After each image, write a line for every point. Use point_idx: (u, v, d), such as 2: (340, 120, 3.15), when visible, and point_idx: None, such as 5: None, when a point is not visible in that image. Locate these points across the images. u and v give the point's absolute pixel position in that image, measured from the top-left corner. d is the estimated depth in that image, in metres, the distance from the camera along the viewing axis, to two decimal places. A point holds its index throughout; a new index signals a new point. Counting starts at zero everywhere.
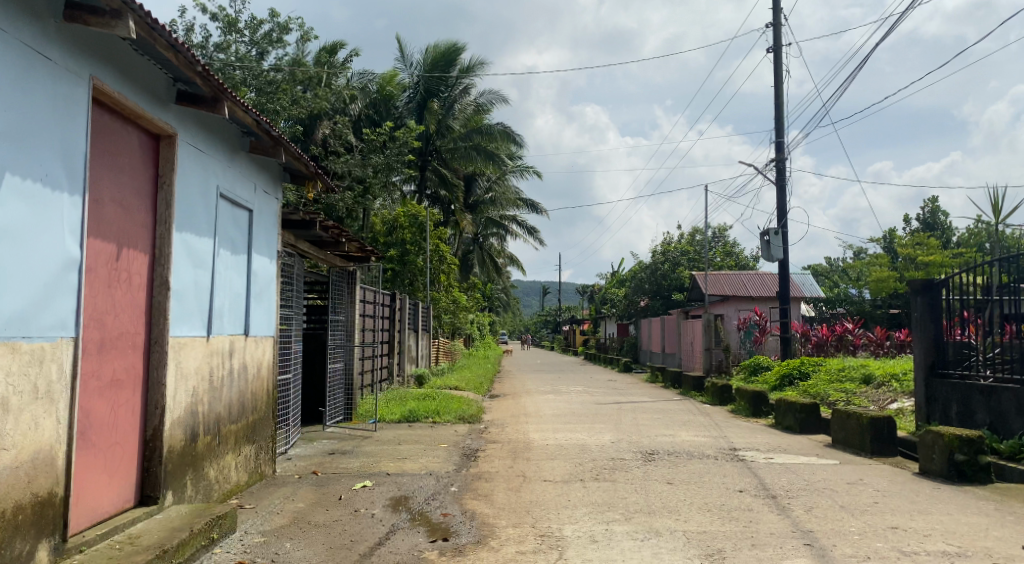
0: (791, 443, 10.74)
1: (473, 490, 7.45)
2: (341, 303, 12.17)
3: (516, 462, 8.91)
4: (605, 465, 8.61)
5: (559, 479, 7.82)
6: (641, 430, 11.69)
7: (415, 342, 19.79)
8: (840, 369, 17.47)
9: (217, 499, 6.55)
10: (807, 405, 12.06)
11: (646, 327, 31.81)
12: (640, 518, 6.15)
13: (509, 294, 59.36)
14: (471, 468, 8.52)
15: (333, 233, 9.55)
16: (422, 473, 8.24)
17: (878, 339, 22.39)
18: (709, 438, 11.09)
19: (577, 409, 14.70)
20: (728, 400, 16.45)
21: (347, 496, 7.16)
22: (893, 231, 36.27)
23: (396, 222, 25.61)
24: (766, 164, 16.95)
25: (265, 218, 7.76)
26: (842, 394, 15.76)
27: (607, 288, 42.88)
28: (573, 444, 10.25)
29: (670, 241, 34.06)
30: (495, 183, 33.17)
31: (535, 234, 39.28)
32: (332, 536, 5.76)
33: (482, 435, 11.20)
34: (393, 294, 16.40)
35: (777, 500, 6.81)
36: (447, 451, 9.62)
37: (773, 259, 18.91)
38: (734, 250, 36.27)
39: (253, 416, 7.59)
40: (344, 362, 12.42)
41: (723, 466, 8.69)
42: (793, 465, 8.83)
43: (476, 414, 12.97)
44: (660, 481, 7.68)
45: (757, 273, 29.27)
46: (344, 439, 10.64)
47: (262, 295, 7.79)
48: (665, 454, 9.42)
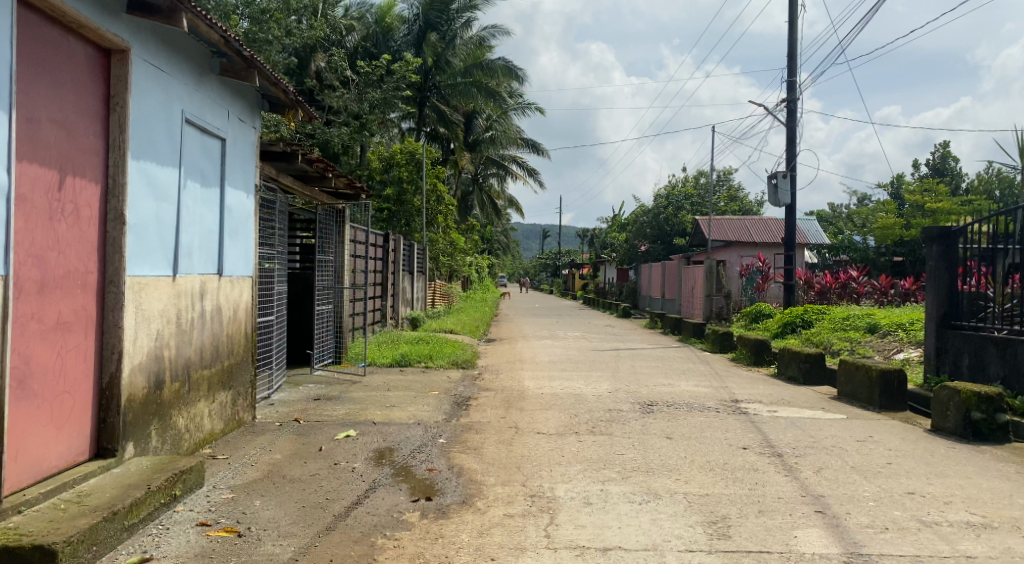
0: (795, 395, 10.33)
1: (461, 442, 7.02)
2: (330, 243, 11.66)
3: (509, 412, 8.50)
4: (603, 418, 8.19)
5: (553, 432, 7.40)
6: (639, 379, 11.29)
7: (410, 284, 19.33)
8: (845, 318, 17.04)
9: (187, 449, 6.14)
10: (813, 356, 11.63)
11: (645, 273, 31.34)
12: (637, 478, 5.74)
13: (508, 236, 58.82)
14: (461, 418, 8.10)
15: (318, 166, 8.96)
16: (410, 422, 7.81)
17: (882, 287, 21.96)
18: (710, 388, 10.70)
19: (574, 355, 14.34)
20: (729, 348, 16.08)
21: (328, 447, 6.73)
22: (902, 176, 35.56)
23: (393, 160, 24.93)
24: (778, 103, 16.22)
25: (240, 148, 7.23)
26: (847, 343, 15.38)
27: (607, 232, 42.31)
28: (569, 393, 9.84)
29: (674, 185, 33.37)
30: (495, 122, 32.27)
31: (535, 175, 38.58)
32: (307, 493, 5.33)
33: (475, 381, 10.81)
34: (386, 234, 15.88)
35: (784, 460, 6.41)
36: (437, 398, 9.20)
37: (780, 204, 18.36)
38: (737, 194, 35.60)
39: (229, 361, 7.14)
40: (333, 303, 11.96)
41: (725, 419, 8.29)
42: (798, 419, 8.43)
43: (470, 360, 12.58)
44: (660, 437, 7.26)
45: (761, 218, 28.66)
46: (330, 383, 10.21)
47: (238, 233, 7.28)
48: (664, 406, 9.02)
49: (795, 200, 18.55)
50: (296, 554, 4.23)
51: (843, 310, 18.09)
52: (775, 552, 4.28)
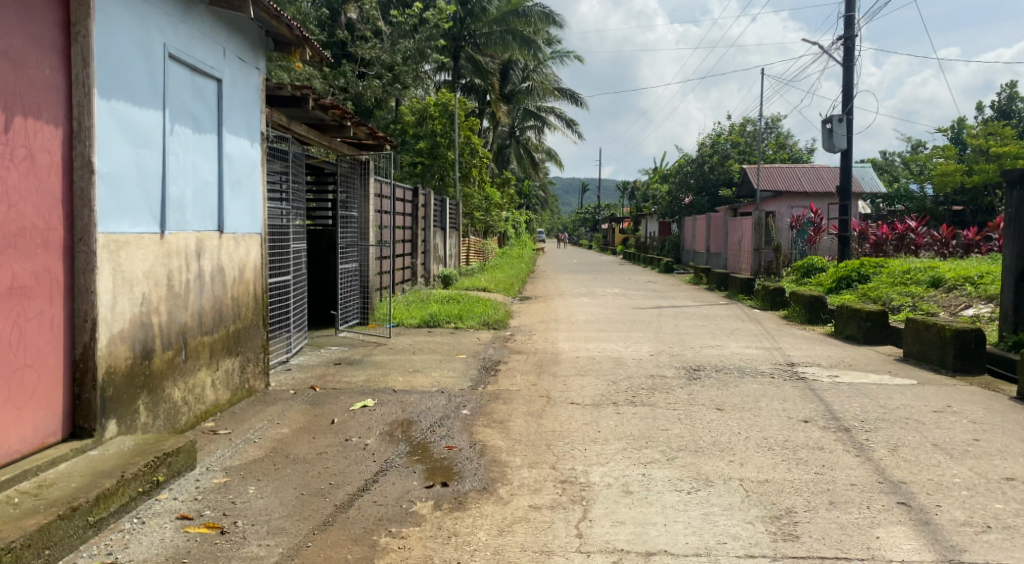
0: (855, 356, 9.50)
1: (487, 413, 6.38)
2: (353, 197, 10.99)
3: (541, 378, 7.85)
4: (644, 385, 7.48)
5: (588, 403, 6.72)
6: (683, 341, 10.53)
7: (444, 241, 18.70)
8: (905, 272, 15.99)
9: (185, 424, 5.59)
10: (874, 314, 10.71)
11: (688, 226, 30.28)
12: (684, 459, 5.04)
13: (546, 191, 57.85)
14: (489, 386, 7.45)
15: (333, 113, 8.24)
16: (433, 390, 7.17)
17: (942, 238, 20.78)
18: (760, 350, 9.90)
19: (614, 314, 13.62)
20: (780, 305, 15.18)
21: (341, 420, 6.12)
22: (962, 120, 33.82)
23: (427, 113, 24.11)
24: (833, 41, 15.06)
25: (240, 90, 6.57)
26: (908, 298, 14.38)
27: (649, 184, 41.15)
28: (607, 357, 9.14)
29: (719, 133, 32.11)
30: (532, 72, 31.13)
31: (574, 126, 37.50)
32: (309, 476, 4.73)
33: (506, 343, 10.17)
34: (415, 189, 15.17)
35: (852, 436, 5.65)
36: (465, 362, 8.57)
37: (835, 150, 17.21)
38: (786, 143, 34.13)
39: (235, 326, 6.55)
40: (358, 260, 11.33)
41: (780, 386, 7.51)
42: (863, 385, 7.60)
43: (502, 320, 11.93)
44: (708, 408, 6.51)
45: (812, 167, 27.33)
46: (354, 346, 9.62)
47: (241, 185, 6.65)
48: (712, 372, 8.26)
49: (850, 145, 17.38)
50: (283, 558, 3.63)
51: (903, 262, 17.03)
52: (855, 558, 3.55)
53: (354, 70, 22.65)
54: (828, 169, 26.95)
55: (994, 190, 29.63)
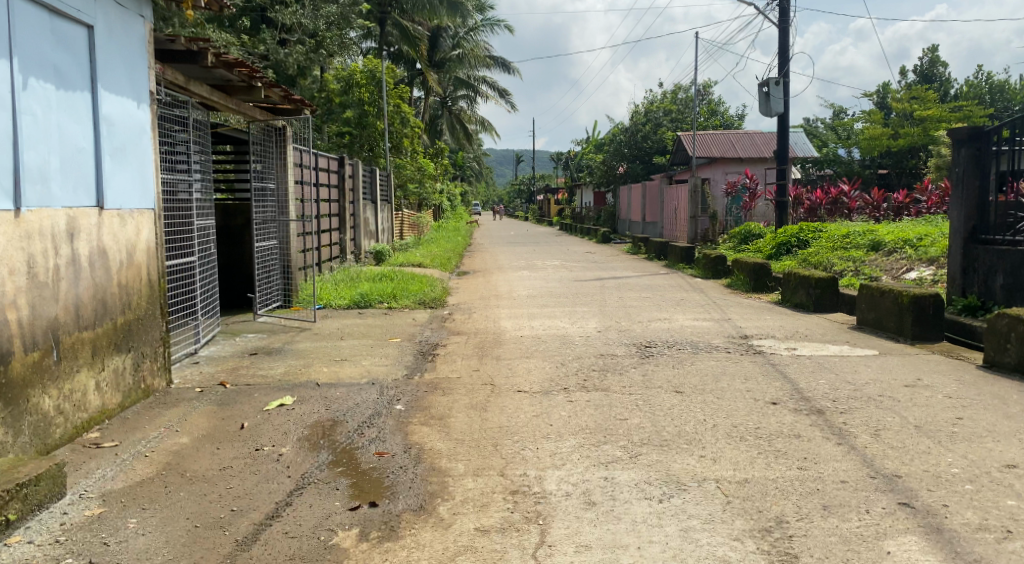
0: (809, 325, 9.06)
1: (423, 408, 5.63)
2: (269, 167, 9.99)
3: (483, 363, 7.14)
4: (595, 367, 6.83)
5: (537, 391, 6.05)
6: (631, 314, 9.95)
7: (375, 215, 17.75)
8: (844, 236, 15.82)
9: (61, 437, 4.73)
10: (824, 281, 10.33)
11: (624, 194, 29.89)
12: (650, 456, 4.40)
13: (480, 162, 56.98)
14: (425, 375, 6.69)
15: (239, 69, 7.29)
16: (362, 383, 6.38)
17: (874, 201, 20.82)
18: (711, 322, 9.40)
19: (555, 287, 12.98)
20: (722, 274, 14.81)
21: (253, 424, 5.29)
22: (889, 84, 34.24)
23: (353, 80, 22.98)
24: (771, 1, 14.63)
25: (118, 40, 5.63)
26: (850, 263, 14.11)
27: (583, 152, 40.67)
28: (552, 335, 8.47)
29: (651, 101, 31.73)
30: (463, 38, 30.03)
31: (506, 95, 36.62)
32: (207, 499, 3.93)
33: (444, 324, 9.40)
34: (340, 159, 14.19)
35: (828, 418, 5.10)
36: (398, 348, 7.79)
37: (772, 114, 16.83)
38: (718, 109, 33.98)
39: (126, 317, 5.63)
40: (278, 237, 10.34)
41: (739, 362, 6.97)
42: (826, 358, 7.11)
43: (439, 298, 11.15)
44: (667, 392, 5.91)
45: (746, 133, 27.12)
46: (274, 332, 8.71)
47: (126, 152, 5.71)
48: (665, 348, 7.68)
49: (787, 109, 17.03)
50: None
51: (841, 227, 16.86)
52: None
53: (274, 36, 21.33)
54: (761, 134, 26.80)
55: (920, 154, 30.14)
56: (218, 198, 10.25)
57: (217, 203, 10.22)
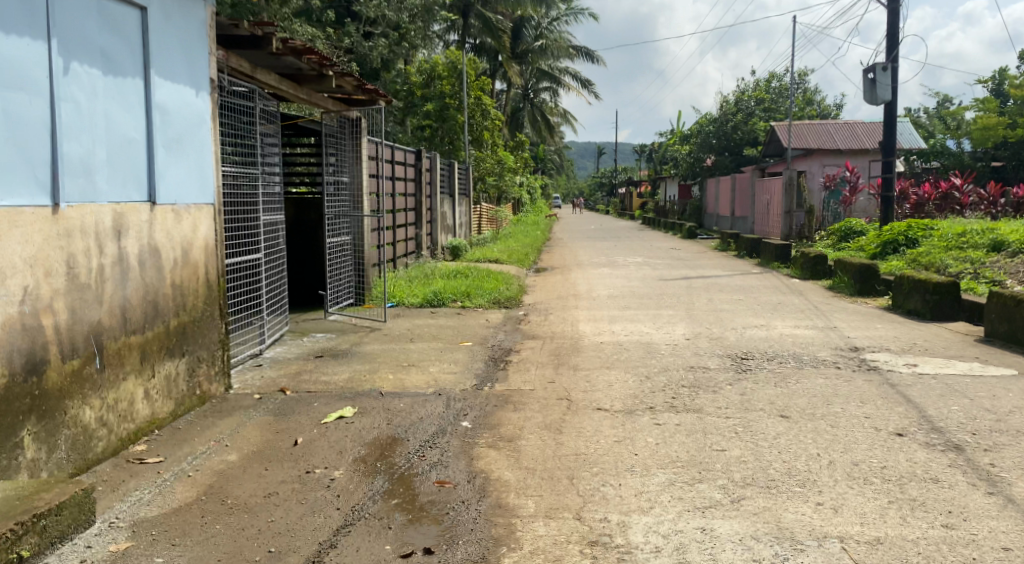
0: (927, 336, 8.10)
1: (492, 426, 5.08)
2: (342, 160, 9.63)
3: (560, 373, 6.53)
4: (684, 383, 6.15)
5: (619, 410, 5.42)
6: (722, 319, 9.17)
7: (453, 209, 17.34)
8: (959, 235, 14.55)
9: (103, 452, 4.37)
10: (943, 286, 9.33)
11: (712, 188, 28.75)
12: (758, 504, 3.73)
13: (562, 154, 56.25)
14: (496, 385, 6.13)
15: (307, 57, 6.90)
16: (428, 393, 5.86)
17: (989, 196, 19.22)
18: (814, 330, 8.53)
19: (638, 287, 12.26)
20: (821, 274, 13.77)
21: (307, 440, 4.84)
22: (1005, 70, 31.89)
23: (436, 73, 22.65)
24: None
25: (177, 23, 5.27)
26: (967, 264, 12.88)
27: (668, 144, 39.48)
28: (636, 342, 7.80)
29: (743, 90, 30.39)
30: (546, 29, 29.45)
31: (589, 86, 35.85)
32: (244, 537, 3.48)
33: (520, 326, 8.85)
34: (417, 151, 13.80)
35: (970, 458, 4.30)
36: (469, 353, 7.25)
37: (878, 102, 15.58)
38: (815, 99, 32.32)
39: (179, 319, 5.26)
40: (350, 233, 9.96)
41: (851, 382, 6.17)
42: (954, 379, 6.22)
43: (516, 297, 10.60)
44: (770, 417, 5.19)
45: (845, 123, 25.58)
46: (343, 332, 8.34)
47: (182, 143, 5.35)
48: (764, 362, 6.91)
49: (895, 96, 15.77)
50: None
51: (954, 225, 15.55)
52: None
53: (359, 30, 21.19)
54: (862, 125, 25.23)
55: None
56: (291, 192, 9.95)
57: (289, 196, 9.91)
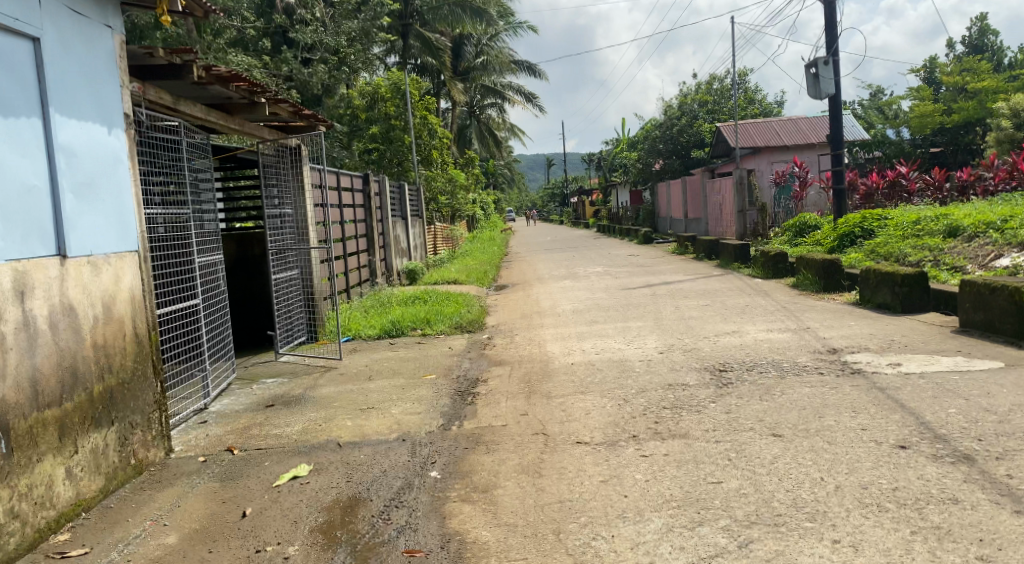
0: (905, 332, 7.85)
1: (465, 474, 4.61)
2: (284, 191, 9.08)
3: (532, 403, 6.09)
4: (665, 404, 5.75)
5: (599, 442, 5.00)
6: (693, 328, 8.83)
7: (406, 232, 16.83)
8: (915, 223, 14.52)
9: (15, 549, 3.85)
10: (911, 277, 9.14)
11: (663, 192, 28.68)
12: (768, 550, 3.35)
13: (512, 168, 56.06)
14: (465, 423, 5.66)
15: (234, 84, 6.39)
16: (392, 440, 5.36)
17: (936, 181, 19.41)
18: (789, 333, 8.22)
19: (601, 299, 11.89)
20: (784, 272, 13.57)
21: (257, 509, 4.32)
22: (937, 58, 32.53)
23: (377, 95, 22.16)
24: None
25: (80, 55, 4.74)
26: (926, 252, 12.80)
27: (616, 151, 39.43)
28: (609, 361, 7.39)
29: (686, 93, 30.44)
30: (486, 45, 29.21)
31: (533, 99, 35.69)
32: None
33: (484, 352, 8.39)
34: (364, 175, 13.30)
35: (985, 468, 3.98)
36: (433, 388, 6.76)
37: (822, 96, 15.53)
38: (756, 97, 32.54)
39: (106, 383, 4.69)
40: (297, 267, 9.41)
41: (840, 389, 5.84)
42: (944, 378, 5.93)
43: (477, 320, 10.14)
44: (763, 437, 4.81)
45: (790, 119, 25.69)
46: (296, 374, 7.79)
47: (96, 187, 4.81)
48: (744, 373, 6.54)
49: (838, 89, 15.73)
50: None
51: (909, 213, 15.53)
52: None
53: (296, 56, 20.65)
54: (806, 119, 25.37)
55: (975, 128, 28.48)
56: (232, 227, 9.38)
57: (230, 232, 9.33)
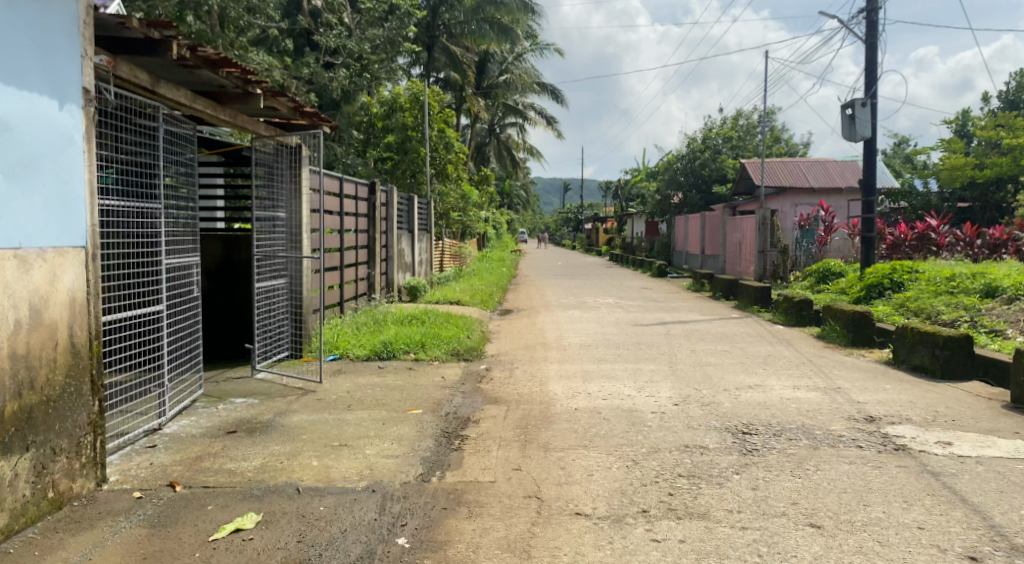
0: (949, 403, 7.04)
1: (439, 546, 3.84)
2: (278, 192, 8.37)
3: (526, 455, 5.30)
4: (680, 471, 4.95)
5: (602, 516, 4.21)
6: (711, 378, 8.03)
7: (412, 247, 16.09)
8: (948, 279, 13.67)
9: None
10: (953, 341, 8.35)
11: (681, 226, 27.97)
12: None
13: (528, 189, 55.37)
14: (448, 475, 4.88)
15: (223, 69, 5.65)
16: (359, 490, 4.56)
17: (966, 237, 18.58)
18: (818, 393, 7.40)
19: (612, 334, 11.10)
20: (807, 320, 12.74)
21: None
22: (970, 111, 31.83)
23: (397, 104, 21.55)
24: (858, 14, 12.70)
25: (29, 13, 4.05)
26: (961, 311, 11.97)
27: (635, 181, 38.76)
28: (617, 410, 6.58)
29: (712, 127, 29.71)
30: (511, 64, 28.64)
31: (555, 121, 35.09)
32: None
33: (481, 386, 7.63)
34: (371, 184, 12.59)
35: None
36: (417, 426, 5.97)
37: (857, 139, 14.76)
38: (783, 136, 31.85)
39: (22, 403, 3.94)
40: (286, 275, 8.66)
41: (885, 469, 5.04)
42: (1005, 467, 5.13)
43: (476, 348, 9.36)
44: (799, 527, 4.02)
45: (817, 161, 24.90)
46: (270, 394, 7.03)
47: (37, 168, 4.11)
48: (772, 439, 5.73)
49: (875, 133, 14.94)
50: None
51: (942, 268, 14.67)
52: None
53: (318, 60, 20.09)
54: (834, 163, 24.59)
55: (1007, 185, 27.67)
56: (229, 228, 8.70)
57: (225, 233, 8.65)
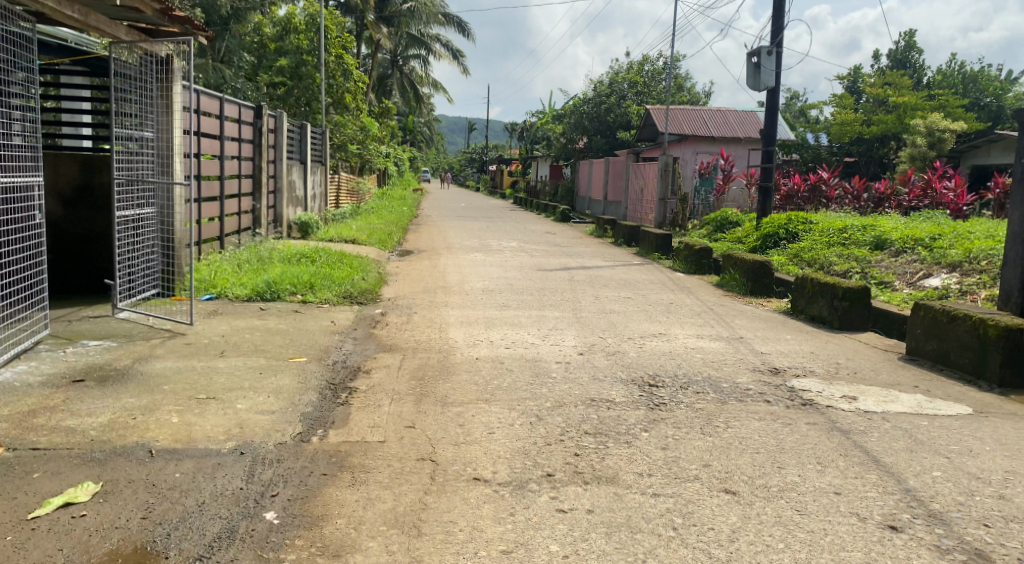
0: (850, 355, 6.97)
1: (314, 522, 3.32)
2: (144, 109, 7.35)
3: (418, 411, 4.80)
4: (585, 428, 4.58)
5: (501, 482, 3.77)
6: (616, 326, 7.72)
7: (304, 180, 15.12)
8: (841, 230, 13.88)
9: None
10: (852, 292, 8.32)
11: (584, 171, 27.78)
12: None
13: (431, 127, 53.92)
14: (331, 433, 4.34)
15: None
16: (224, 452, 3.96)
17: (855, 190, 19.01)
18: (723, 344, 7.20)
19: (512, 278, 10.67)
20: (706, 268, 12.68)
21: None
22: (862, 68, 32.70)
23: (290, 27, 20.09)
24: None
25: None
26: (853, 263, 12.13)
27: (540, 123, 38.19)
28: (519, 360, 6.16)
29: (617, 72, 29.32)
30: None
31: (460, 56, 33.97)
32: None
33: (372, 331, 7.06)
34: (256, 108, 11.57)
35: None
36: (298, 376, 5.37)
37: (762, 88, 14.64)
38: (686, 84, 31.91)
39: None
40: (155, 203, 7.71)
41: (797, 427, 4.81)
42: (912, 423, 5.01)
43: (369, 290, 8.73)
44: (714, 494, 3.71)
45: (718, 109, 24.98)
46: (130, 337, 6.24)
47: None
48: (680, 393, 5.43)
49: (779, 83, 14.86)
50: None
51: (835, 219, 14.90)
52: None
53: None
54: (735, 112, 24.72)
55: (891, 142, 28.68)
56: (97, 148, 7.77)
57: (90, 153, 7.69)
